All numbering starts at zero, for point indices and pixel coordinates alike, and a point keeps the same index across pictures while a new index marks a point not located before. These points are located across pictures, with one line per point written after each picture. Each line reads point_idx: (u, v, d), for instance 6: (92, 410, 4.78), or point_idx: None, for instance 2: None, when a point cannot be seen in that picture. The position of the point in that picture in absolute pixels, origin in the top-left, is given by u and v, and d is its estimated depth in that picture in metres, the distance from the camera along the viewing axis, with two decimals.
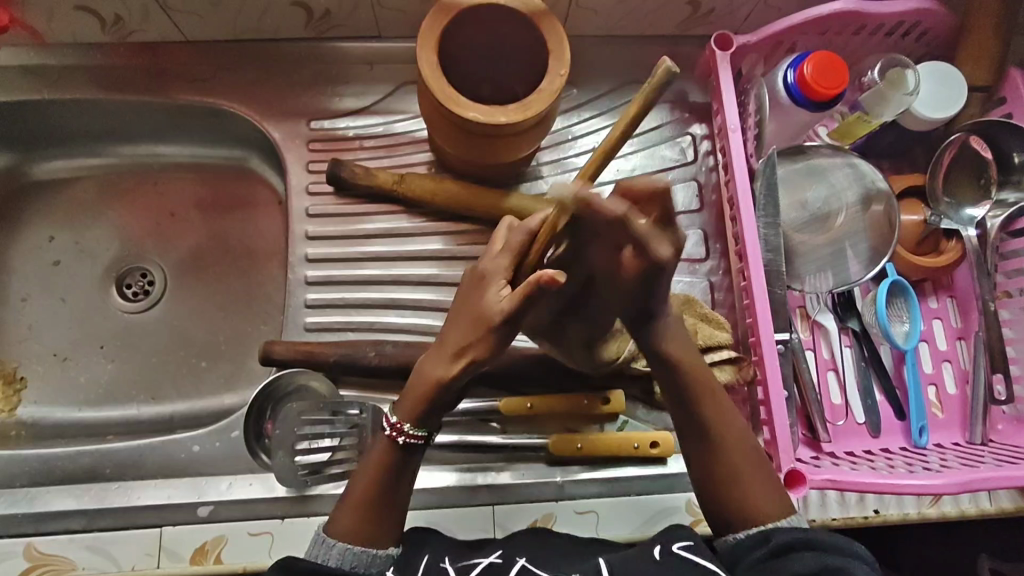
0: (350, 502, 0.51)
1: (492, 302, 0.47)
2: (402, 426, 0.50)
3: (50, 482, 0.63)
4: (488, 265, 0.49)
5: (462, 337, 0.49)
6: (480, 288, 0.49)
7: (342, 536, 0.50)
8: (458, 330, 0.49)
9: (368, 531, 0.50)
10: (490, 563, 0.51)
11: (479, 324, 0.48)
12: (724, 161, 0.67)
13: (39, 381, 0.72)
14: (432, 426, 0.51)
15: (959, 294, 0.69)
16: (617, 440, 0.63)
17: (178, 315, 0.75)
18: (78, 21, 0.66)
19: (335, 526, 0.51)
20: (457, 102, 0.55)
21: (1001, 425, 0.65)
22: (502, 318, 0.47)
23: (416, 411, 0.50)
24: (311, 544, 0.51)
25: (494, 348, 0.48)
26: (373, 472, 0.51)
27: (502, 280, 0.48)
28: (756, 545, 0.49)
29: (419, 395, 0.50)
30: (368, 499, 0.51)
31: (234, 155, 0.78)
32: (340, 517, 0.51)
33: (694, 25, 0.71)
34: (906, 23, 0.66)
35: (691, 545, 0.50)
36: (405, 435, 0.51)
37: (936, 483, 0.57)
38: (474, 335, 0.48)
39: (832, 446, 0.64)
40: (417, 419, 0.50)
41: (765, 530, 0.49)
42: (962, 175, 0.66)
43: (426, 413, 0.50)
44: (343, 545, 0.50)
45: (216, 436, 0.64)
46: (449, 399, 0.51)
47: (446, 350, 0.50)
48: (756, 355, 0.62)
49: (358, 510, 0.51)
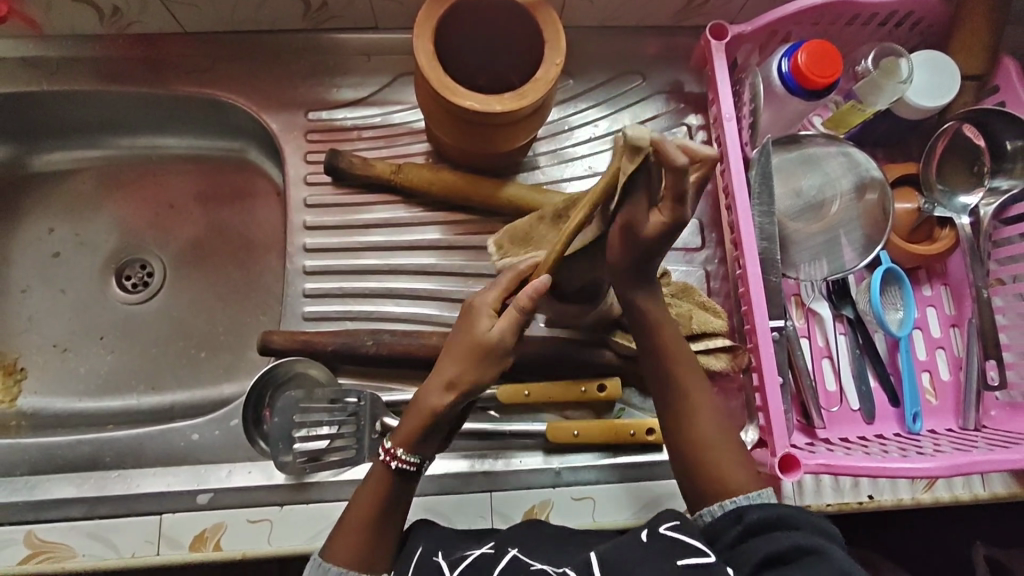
0: (346, 524, 0.50)
1: (487, 330, 0.49)
2: (396, 451, 0.50)
3: (51, 470, 0.64)
4: (476, 302, 0.51)
5: (457, 370, 0.49)
6: (470, 323, 0.50)
7: (340, 560, 0.49)
8: (450, 363, 0.49)
9: (366, 557, 0.50)
10: (481, 553, 0.49)
11: (478, 354, 0.48)
12: (719, 150, 0.68)
13: (40, 372, 0.72)
14: (429, 451, 0.51)
15: (953, 281, 0.69)
16: (613, 426, 0.64)
17: (178, 306, 0.75)
18: (76, 12, 0.66)
19: (333, 552, 0.49)
20: (453, 90, 0.55)
21: (994, 411, 0.66)
22: (501, 343, 0.48)
23: (413, 438, 0.50)
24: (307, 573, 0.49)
25: (493, 375, 0.49)
26: (370, 497, 0.51)
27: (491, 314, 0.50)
28: (730, 526, 0.48)
29: (415, 424, 0.49)
30: (368, 517, 0.50)
31: (233, 146, 0.78)
32: (337, 540, 0.50)
33: (689, 15, 0.72)
34: (899, 13, 0.66)
35: (679, 525, 0.47)
36: (399, 460, 0.50)
37: (929, 466, 0.57)
38: (474, 366, 0.49)
39: (827, 432, 0.65)
40: (414, 445, 0.50)
41: (735, 509, 0.49)
42: (956, 163, 0.67)
43: (424, 439, 0.50)
44: (341, 566, 0.49)
45: (216, 425, 0.65)
46: (444, 426, 0.51)
47: (437, 381, 0.49)
48: (751, 342, 0.62)
49: (358, 532, 0.50)
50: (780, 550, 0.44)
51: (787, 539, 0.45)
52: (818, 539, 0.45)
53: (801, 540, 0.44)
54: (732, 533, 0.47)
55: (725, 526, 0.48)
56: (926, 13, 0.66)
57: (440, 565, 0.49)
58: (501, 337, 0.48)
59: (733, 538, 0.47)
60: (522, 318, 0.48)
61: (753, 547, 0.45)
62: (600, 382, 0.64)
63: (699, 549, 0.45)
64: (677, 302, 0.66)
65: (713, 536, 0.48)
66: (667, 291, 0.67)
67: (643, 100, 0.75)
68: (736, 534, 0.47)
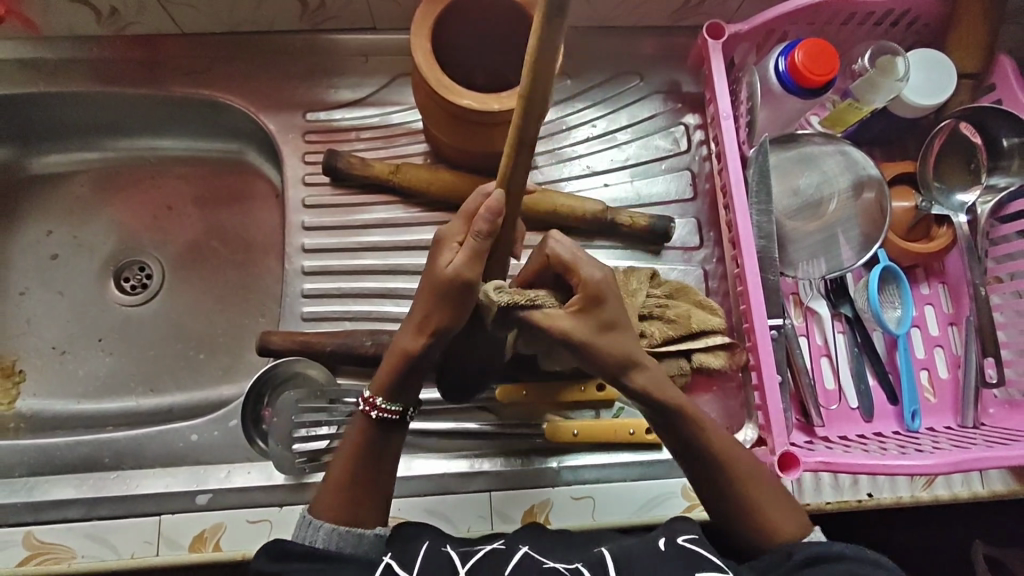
0: (330, 483, 0.50)
1: (448, 263, 0.44)
2: (375, 400, 0.50)
3: (50, 471, 0.64)
4: (444, 229, 0.46)
5: (425, 311, 0.46)
6: (435, 252, 0.46)
7: (325, 516, 0.49)
8: (421, 302, 0.47)
9: (350, 511, 0.49)
10: (492, 549, 0.49)
11: (442, 292, 0.45)
12: (717, 149, 0.68)
13: (38, 374, 0.72)
14: (409, 399, 0.50)
15: (951, 279, 0.69)
16: (613, 425, 0.64)
17: (176, 308, 0.75)
18: (75, 14, 0.66)
19: (317, 508, 0.50)
20: (450, 89, 0.56)
21: (992, 409, 0.66)
22: (461, 280, 0.44)
23: (387, 385, 0.49)
24: (298, 527, 0.49)
25: (457, 316, 0.46)
26: (346, 458, 0.50)
27: (456, 243, 0.45)
28: (782, 561, 0.47)
29: (388, 365, 0.49)
30: (349, 480, 0.50)
31: (231, 148, 0.78)
32: (322, 497, 0.50)
33: (686, 15, 0.72)
34: (895, 12, 0.66)
35: (697, 538, 0.49)
36: (377, 409, 0.50)
37: (927, 463, 0.57)
38: (446, 306, 0.45)
39: (826, 430, 0.65)
40: (392, 394, 0.50)
41: (785, 547, 0.48)
42: (952, 160, 0.67)
43: (397, 385, 0.49)
44: (328, 522, 0.49)
45: (215, 426, 0.65)
46: (420, 365, 0.48)
47: (411, 323, 0.48)
48: (750, 341, 0.62)
49: (341, 491, 0.50)
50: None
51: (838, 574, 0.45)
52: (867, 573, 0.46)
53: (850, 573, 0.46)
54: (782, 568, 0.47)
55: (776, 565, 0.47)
56: (922, 12, 0.67)
57: (451, 555, 0.48)
58: (459, 270, 0.44)
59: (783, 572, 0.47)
60: (484, 249, 0.43)
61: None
62: (599, 383, 0.65)
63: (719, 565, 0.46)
64: (674, 302, 0.66)
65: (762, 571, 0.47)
66: (664, 291, 0.67)
67: (640, 100, 0.75)
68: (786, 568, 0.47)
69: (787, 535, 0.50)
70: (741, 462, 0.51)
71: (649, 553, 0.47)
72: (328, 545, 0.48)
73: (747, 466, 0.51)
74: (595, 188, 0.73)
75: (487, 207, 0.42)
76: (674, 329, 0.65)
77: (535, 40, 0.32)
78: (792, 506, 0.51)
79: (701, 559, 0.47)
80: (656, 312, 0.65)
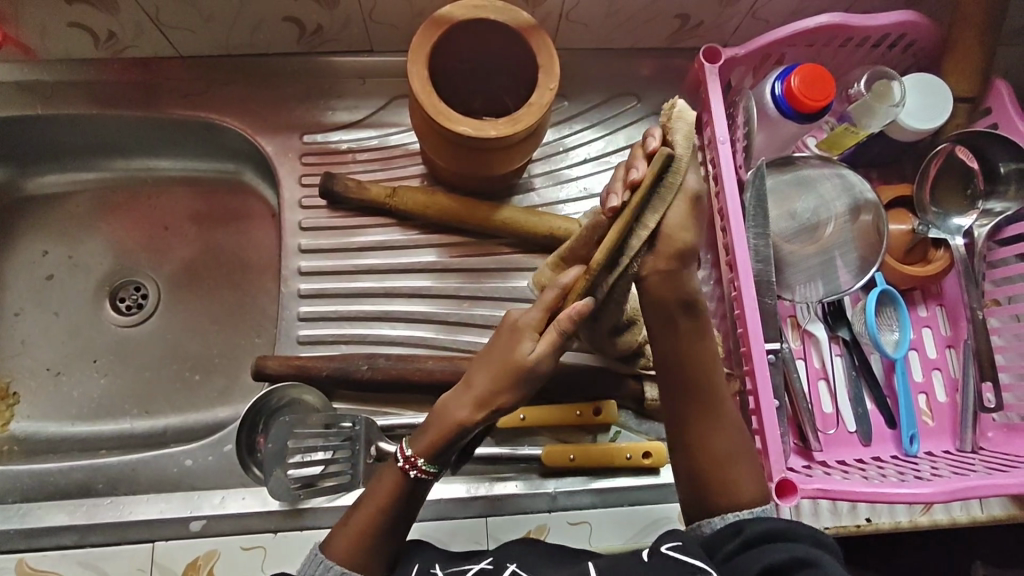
0: (350, 527, 0.49)
1: (523, 349, 0.47)
2: (415, 459, 0.49)
3: (42, 496, 0.63)
4: (524, 316, 0.48)
5: (487, 387, 0.47)
6: (511, 338, 0.48)
7: (338, 559, 0.48)
8: (485, 376, 0.48)
9: (363, 558, 0.49)
10: (480, 569, 0.49)
11: (515, 374, 0.46)
12: (713, 172, 0.68)
13: (32, 396, 0.72)
14: (445, 463, 0.50)
15: (948, 302, 0.69)
16: (609, 450, 0.64)
17: (171, 329, 0.75)
18: (72, 37, 0.66)
19: (333, 547, 0.49)
20: (449, 117, 0.56)
21: (991, 433, 0.65)
22: (539, 368, 0.46)
23: (433, 448, 0.48)
24: (306, 561, 0.50)
25: (521, 396, 0.48)
26: (375, 510, 0.49)
27: (535, 334, 0.47)
28: (728, 539, 0.46)
29: (437, 433, 0.48)
30: (373, 522, 0.49)
31: (228, 168, 0.78)
32: (338, 537, 0.49)
33: (683, 38, 0.72)
34: (892, 35, 0.67)
35: (681, 545, 0.47)
36: (417, 470, 0.49)
37: (925, 491, 0.57)
38: (514, 388, 0.47)
39: (824, 454, 0.64)
40: (433, 456, 0.49)
41: (736, 522, 0.47)
42: (949, 184, 0.68)
43: (444, 449, 0.48)
44: (338, 564, 0.48)
45: (210, 450, 0.64)
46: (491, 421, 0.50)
47: (469, 396, 0.48)
48: (746, 365, 0.62)
49: (359, 535, 0.49)
50: (778, 560, 0.43)
51: (783, 552, 0.43)
52: (815, 551, 0.44)
53: (798, 552, 0.43)
54: (729, 546, 0.46)
55: (722, 540, 0.46)
56: (918, 36, 0.67)
57: None
58: (538, 360, 0.46)
59: (731, 549, 0.45)
60: (560, 340, 0.46)
61: (752, 558, 0.44)
62: (596, 407, 0.65)
63: (699, 569, 0.44)
64: None
65: (711, 550, 0.47)
66: None
67: (638, 122, 0.75)
68: (735, 546, 0.45)
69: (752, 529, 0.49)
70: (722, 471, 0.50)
71: (631, 561, 0.46)
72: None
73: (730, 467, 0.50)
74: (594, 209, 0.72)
75: (574, 309, 0.45)
76: None
77: (549, 76, 0.56)
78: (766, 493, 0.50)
79: (683, 564, 0.45)
80: None
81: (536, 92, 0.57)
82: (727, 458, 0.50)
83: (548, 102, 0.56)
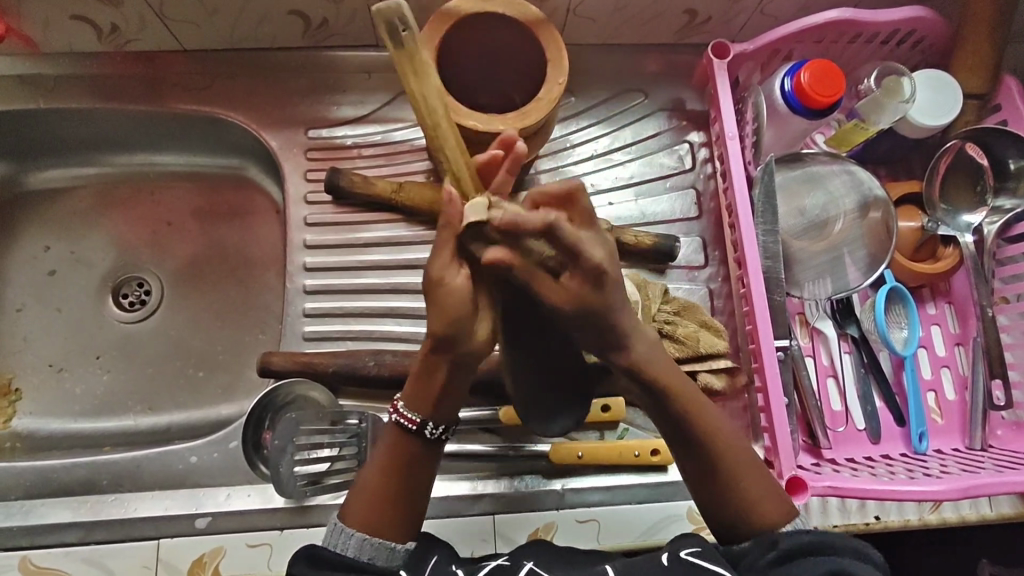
0: (363, 491, 0.48)
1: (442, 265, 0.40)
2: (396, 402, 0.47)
3: (46, 493, 0.62)
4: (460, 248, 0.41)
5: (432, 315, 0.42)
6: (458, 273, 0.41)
7: (356, 526, 0.47)
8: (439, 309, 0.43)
9: (383, 523, 0.47)
10: (498, 565, 0.49)
11: (435, 297, 0.40)
12: (722, 169, 0.68)
13: (34, 393, 0.71)
14: (428, 413, 0.47)
15: (957, 299, 0.69)
16: (619, 448, 0.63)
17: (175, 326, 0.74)
18: (74, 30, 0.65)
19: (349, 515, 0.47)
20: (457, 110, 0.56)
21: (1000, 430, 0.65)
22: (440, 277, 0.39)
23: (409, 393, 0.47)
24: (328, 534, 0.48)
25: (451, 322, 0.41)
26: (385, 467, 0.48)
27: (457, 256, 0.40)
28: (763, 551, 0.46)
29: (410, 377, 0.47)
30: (388, 477, 0.47)
31: (232, 163, 0.77)
32: (355, 504, 0.48)
33: (691, 33, 0.72)
34: (901, 31, 0.66)
35: (703, 550, 0.46)
36: (399, 414, 0.47)
37: (936, 489, 0.57)
38: (442, 313, 0.40)
39: (833, 452, 0.64)
40: (410, 403, 0.46)
41: (772, 534, 0.46)
42: (959, 179, 0.67)
43: (415, 394, 0.46)
44: (360, 532, 0.47)
45: (214, 447, 0.64)
46: (457, 388, 0.46)
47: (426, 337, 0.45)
48: (756, 362, 0.62)
49: (376, 499, 0.47)
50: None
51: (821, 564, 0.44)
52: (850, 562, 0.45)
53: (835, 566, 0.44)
54: (767, 556, 0.45)
55: (757, 551, 0.46)
56: (928, 32, 0.67)
57: (457, 572, 0.47)
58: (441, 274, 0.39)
59: (769, 560, 0.45)
60: (449, 245, 0.39)
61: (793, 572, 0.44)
62: (604, 404, 0.64)
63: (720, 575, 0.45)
64: (681, 320, 0.66)
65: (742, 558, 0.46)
66: (671, 310, 0.66)
67: (644, 118, 0.74)
68: (773, 556, 0.45)
69: (770, 521, 0.48)
70: (736, 462, 0.48)
71: (650, 563, 0.46)
72: (358, 555, 0.46)
73: (746, 464, 0.49)
74: (600, 206, 0.72)
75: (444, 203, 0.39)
76: (679, 350, 0.64)
77: (559, 69, 0.57)
78: (781, 501, 0.49)
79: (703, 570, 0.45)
80: (667, 330, 0.65)
81: (547, 85, 0.57)
82: (745, 453, 0.49)
83: (559, 96, 0.57)
